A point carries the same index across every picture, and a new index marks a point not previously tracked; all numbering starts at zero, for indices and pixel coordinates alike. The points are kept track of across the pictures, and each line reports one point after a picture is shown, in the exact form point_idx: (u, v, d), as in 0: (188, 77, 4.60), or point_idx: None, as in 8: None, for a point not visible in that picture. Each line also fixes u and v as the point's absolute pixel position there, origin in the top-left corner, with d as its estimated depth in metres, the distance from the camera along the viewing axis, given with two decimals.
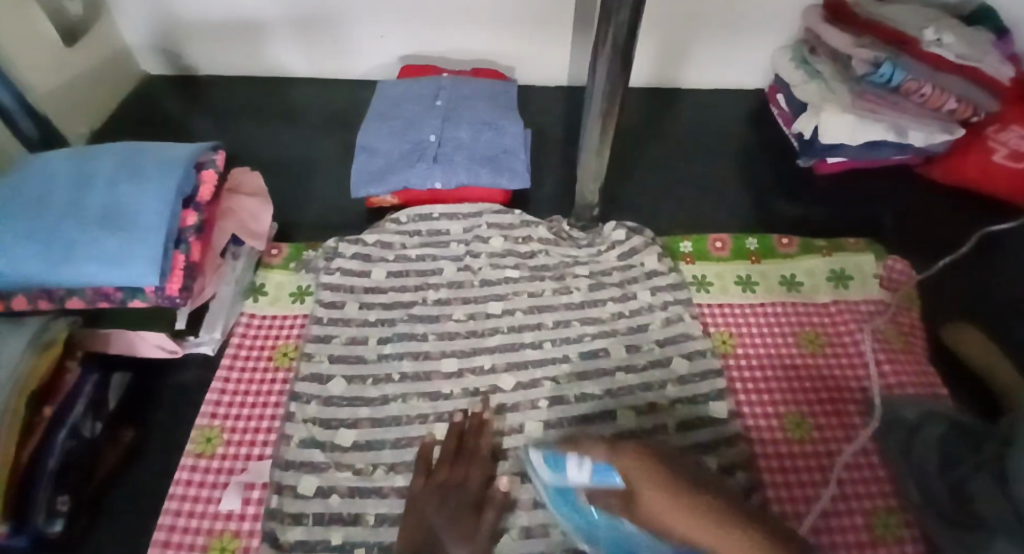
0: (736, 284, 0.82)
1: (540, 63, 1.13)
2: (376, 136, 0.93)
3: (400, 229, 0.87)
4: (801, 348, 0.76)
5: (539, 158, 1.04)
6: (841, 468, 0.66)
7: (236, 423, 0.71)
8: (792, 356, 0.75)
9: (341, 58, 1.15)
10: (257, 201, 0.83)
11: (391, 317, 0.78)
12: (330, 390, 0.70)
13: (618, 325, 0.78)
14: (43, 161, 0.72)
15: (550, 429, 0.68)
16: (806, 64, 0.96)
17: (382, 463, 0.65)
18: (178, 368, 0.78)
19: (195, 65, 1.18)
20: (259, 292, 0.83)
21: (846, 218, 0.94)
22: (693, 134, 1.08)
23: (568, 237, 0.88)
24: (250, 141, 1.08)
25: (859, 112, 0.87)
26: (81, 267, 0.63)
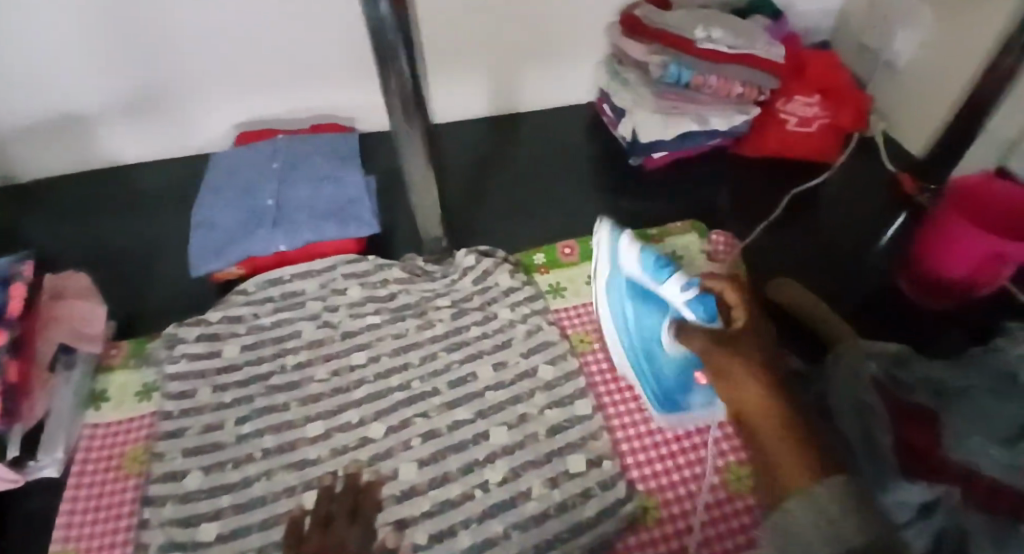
0: (587, 284, 0.87)
1: (380, 109, 1.16)
2: (212, 210, 0.91)
3: (249, 299, 0.84)
4: None
5: (392, 201, 1.06)
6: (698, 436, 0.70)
7: (85, 545, 0.65)
8: None
9: (174, 137, 1.11)
10: (83, 302, 0.78)
11: (249, 394, 0.75)
12: (186, 485, 0.67)
13: (482, 347, 0.79)
14: None
15: (423, 468, 0.67)
16: (616, 73, 1.05)
17: (250, 548, 0.62)
18: (17, 501, 0.71)
19: (12, 170, 1.10)
20: (101, 399, 0.77)
21: (678, 203, 1.02)
22: (537, 151, 1.15)
23: (424, 272, 0.89)
24: (86, 238, 1.01)
25: (666, 109, 0.98)
26: None
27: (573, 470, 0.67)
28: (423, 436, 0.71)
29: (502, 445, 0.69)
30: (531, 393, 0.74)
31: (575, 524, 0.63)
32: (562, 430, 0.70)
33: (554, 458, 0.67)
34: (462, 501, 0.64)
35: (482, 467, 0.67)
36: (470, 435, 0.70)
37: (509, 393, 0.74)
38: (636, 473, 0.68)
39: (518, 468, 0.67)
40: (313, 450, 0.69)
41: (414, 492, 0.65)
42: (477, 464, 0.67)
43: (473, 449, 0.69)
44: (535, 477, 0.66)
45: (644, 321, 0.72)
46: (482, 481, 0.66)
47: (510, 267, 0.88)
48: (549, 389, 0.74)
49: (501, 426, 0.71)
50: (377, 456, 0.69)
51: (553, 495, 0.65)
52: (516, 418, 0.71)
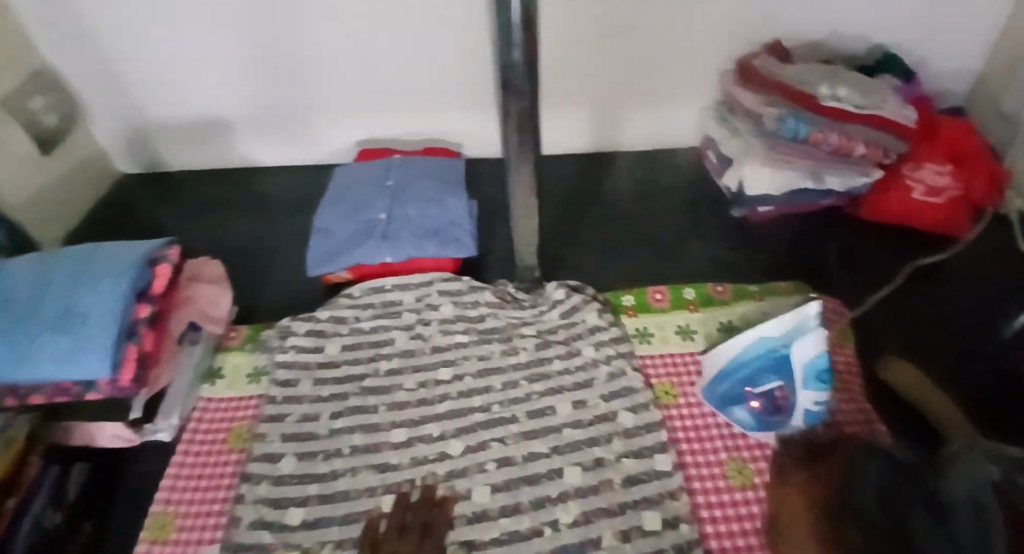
0: (677, 334, 0.85)
1: (488, 137, 1.21)
2: (331, 217, 0.99)
3: (352, 303, 0.91)
4: None
5: (490, 225, 1.10)
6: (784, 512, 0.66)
7: (189, 508, 0.71)
8: None
9: (302, 145, 1.22)
10: (215, 287, 0.87)
11: (344, 392, 0.81)
12: (281, 469, 0.72)
13: (563, 382, 0.80)
14: (10, 266, 0.77)
15: (496, 493, 0.69)
16: (727, 121, 1.04)
17: (329, 540, 0.65)
18: (137, 456, 0.80)
19: (166, 162, 1.25)
20: (217, 376, 0.86)
21: (782, 261, 0.98)
22: (635, 191, 1.15)
23: (514, 299, 0.92)
24: (218, 229, 1.13)
25: (778, 162, 0.94)
26: (40, 365, 0.66)
27: (646, 526, 0.65)
28: (499, 461, 0.72)
29: (574, 485, 0.69)
30: (609, 437, 0.74)
31: None
32: (637, 481, 0.69)
33: (627, 509, 0.67)
34: (530, 535, 0.65)
35: (554, 504, 0.68)
36: (544, 470, 0.71)
37: (586, 434, 0.74)
38: (712, 539, 0.65)
39: (589, 513, 0.67)
40: (395, 457, 0.73)
41: (484, 515, 0.67)
42: (547, 499, 0.68)
43: (545, 485, 0.69)
44: (605, 524, 0.65)
45: (760, 373, 0.70)
46: (551, 517, 0.66)
47: (599, 306, 0.88)
48: (627, 437, 0.73)
49: (575, 466, 0.71)
50: (453, 473, 0.71)
51: (622, 547, 0.63)
52: (592, 460, 0.71)
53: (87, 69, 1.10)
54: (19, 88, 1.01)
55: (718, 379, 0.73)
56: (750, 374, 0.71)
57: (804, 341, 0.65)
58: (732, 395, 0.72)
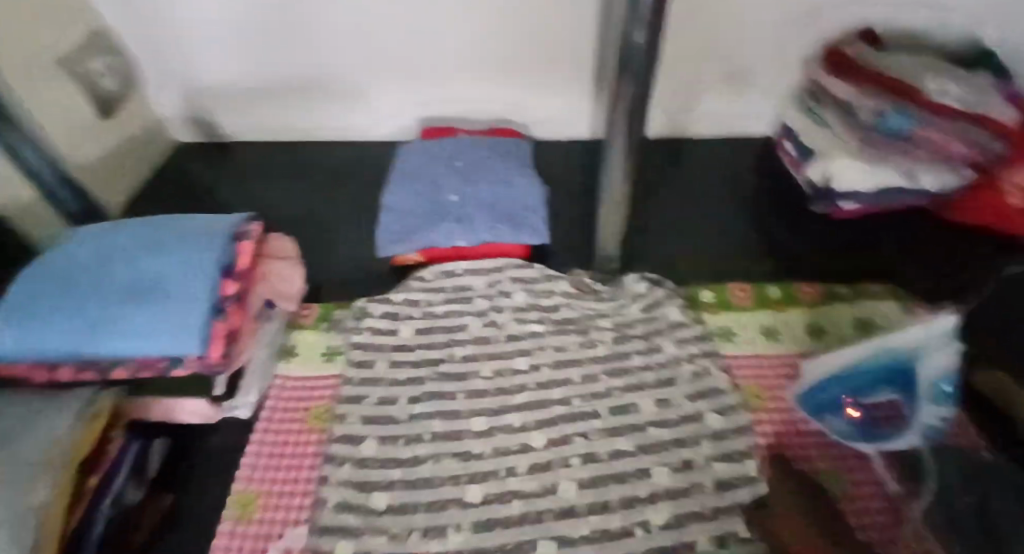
0: (764, 335, 0.83)
1: (554, 120, 1.18)
2: (399, 196, 0.98)
3: (425, 286, 0.90)
4: None
5: (558, 212, 1.07)
6: (888, 525, 0.64)
7: (272, 486, 0.71)
8: None
9: (363, 121, 1.20)
10: (286, 264, 0.86)
11: (421, 376, 0.80)
12: (363, 452, 0.72)
13: (645, 377, 0.78)
14: (87, 235, 0.77)
15: (583, 489, 0.68)
16: (812, 113, 1.01)
17: (415, 527, 0.65)
18: (213, 431, 0.79)
19: (224, 132, 1.24)
20: (291, 354, 0.86)
21: (868, 261, 0.94)
22: (707, 181, 1.11)
23: (591, 290, 0.90)
24: (279, 204, 1.12)
25: (869, 160, 0.91)
26: (127, 340, 0.67)
27: (742, 534, 0.64)
28: (583, 456, 0.71)
29: (663, 486, 0.68)
30: (696, 438, 0.72)
31: None
32: (728, 486, 0.68)
33: (721, 514, 0.65)
34: (621, 536, 0.64)
35: (644, 505, 0.66)
36: (631, 468, 0.69)
37: (672, 434, 0.72)
38: None
39: (682, 516, 0.65)
40: (478, 446, 0.72)
41: (571, 510, 0.66)
42: (636, 500, 0.67)
43: (634, 484, 0.68)
44: (699, 530, 0.64)
45: (871, 386, 0.68)
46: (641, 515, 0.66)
47: (678, 301, 0.86)
48: (715, 439, 0.72)
49: (663, 467, 0.69)
50: (538, 466, 0.70)
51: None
52: (680, 462, 0.70)
53: (153, 33, 1.08)
54: (82, 47, 1.00)
55: (817, 387, 0.72)
56: (859, 383, 0.68)
57: (932, 356, 0.63)
58: (830, 405, 0.71)
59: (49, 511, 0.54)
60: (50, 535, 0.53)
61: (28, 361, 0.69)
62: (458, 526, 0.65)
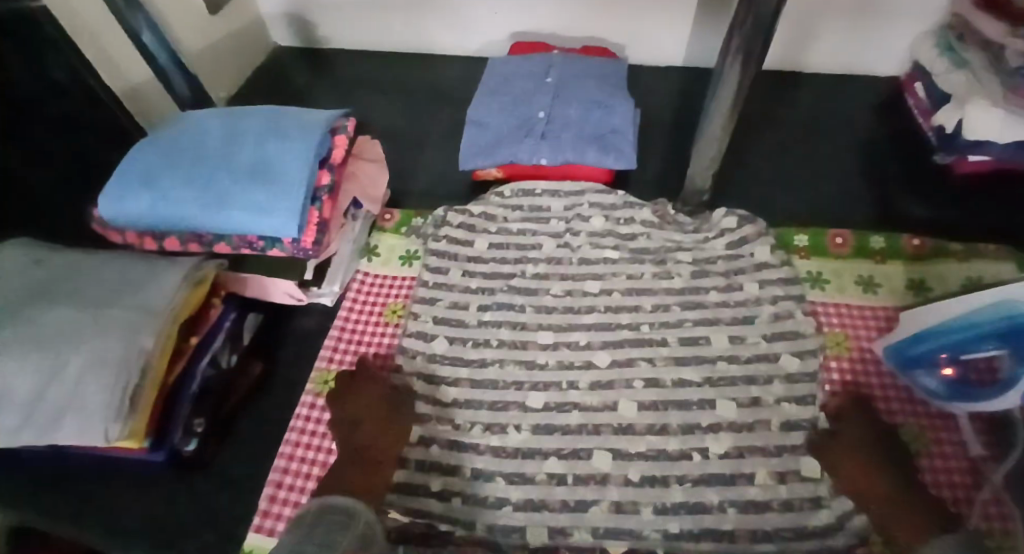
0: (856, 285, 0.78)
1: (653, 44, 1.11)
2: (486, 110, 0.96)
3: (503, 201, 0.90)
4: None
5: (645, 141, 1.03)
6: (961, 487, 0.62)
7: (349, 369, 0.77)
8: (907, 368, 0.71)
9: (453, 33, 1.18)
10: (375, 166, 0.88)
11: (493, 287, 0.81)
12: (434, 348, 0.75)
13: (721, 313, 0.76)
14: (196, 116, 0.81)
15: (644, 411, 0.68)
16: (952, 51, 0.89)
17: (479, 421, 0.69)
18: (302, 314, 0.86)
19: (318, 36, 1.25)
20: (373, 253, 0.89)
21: (988, 221, 0.85)
22: (813, 120, 1.02)
23: (672, 221, 0.87)
24: (367, 112, 1.14)
25: (1013, 107, 0.80)
26: (231, 215, 0.71)
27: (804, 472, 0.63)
28: (647, 380, 0.71)
29: (727, 420, 0.67)
30: (768, 378, 0.70)
31: (797, 525, 0.60)
32: (795, 428, 0.66)
33: (785, 453, 0.64)
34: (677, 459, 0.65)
35: (705, 433, 0.66)
36: (696, 398, 0.69)
37: (743, 371, 0.71)
38: None
39: (743, 449, 0.65)
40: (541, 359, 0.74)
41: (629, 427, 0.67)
42: (698, 427, 0.67)
43: (697, 412, 0.68)
44: (759, 465, 0.64)
45: (972, 345, 0.63)
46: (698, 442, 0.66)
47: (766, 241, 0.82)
48: (788, 381, 0.70)
49: (729, 401, 0.69)
50: (602, 383, 0.71)
51: (777, 490, 0.62)
52: (748, 398, 0.69)
53: None
54: None
55: (912, 341, 0.67)
56: (959, 342, 0.63)
57: None
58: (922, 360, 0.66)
59: (151, 359, 0.62)
60: (150, 380, 0.62)
61: (143, 226, 0.74)
62: (519, 426, 0.68)
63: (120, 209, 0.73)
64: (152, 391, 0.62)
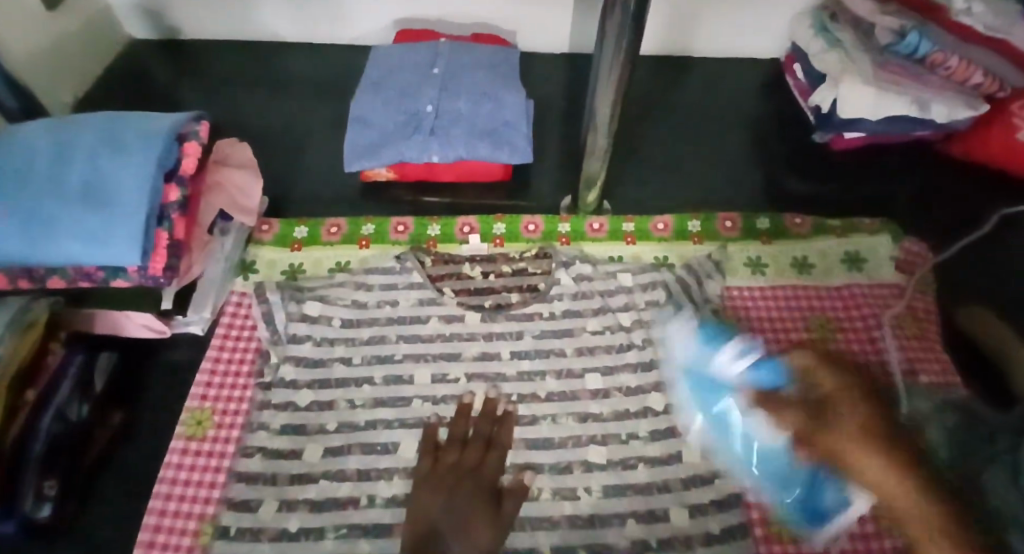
0: (749, 267, 0.79)
1: (543, 29, 1.07)
2: (369, 105, 0.89)
3: (357, 308, 0.76)
4: None
5: (541, 130, 1.00)
6: None
7: (224, 405, 0.70)
8: None
9: (331, 24, 1.09)
10: (245, 173, 0.79)
11: (383, 419, 0.68)
12: (297, 400, 0.69)
13: (650, 466, 0.63)
14: (19, 132, 0.68)
15: (550, 424, 0.67)
16: (826, 31, 0.92)
17: (349, 468, 0.64)
18: (168, 348, 0.76)
19: (178, 29, 1.12)
20: (249, 270, 0.80)
21: (862, 196, 0.90)
22: (704, 104, 1.03)
23: (537, 292, 0.78)
24: (240, 110, 1.03)
25: (881, 84, 0.83)
26: (62, 245, 0.61)
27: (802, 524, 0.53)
28: (554, 391, 0.69)
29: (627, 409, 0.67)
30: (665, 362, 0.70)
31: (700, 509, 0.60)
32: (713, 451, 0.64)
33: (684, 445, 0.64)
34: (579, 470, 0.63)
35: (600, 445, 0.65)
36: (593, 395, 0.68)
37: (640, 359, 0.71)
38: None
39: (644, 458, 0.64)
40: (483, 426, 0.65)
41: (547, 522, 0.60)
42: (617, 438, 0.65)
43: (594, 406, 0.68)
44: (671, 473, 0.62)
45: (711, 400, 0.61)
46: (577, 510, 0.60)
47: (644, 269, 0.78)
48: None
49: (620, 390, 0.69)
50: (520, 420, 0.67)
51: (707, 524, 0.59)
52: (654, 384, 0.69)
53: None
54: None
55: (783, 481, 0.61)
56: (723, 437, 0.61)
57: (679, 349, 0.66)
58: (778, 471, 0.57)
59: None
60: None
61: None
62: (391, 476, 0.64)
63: None
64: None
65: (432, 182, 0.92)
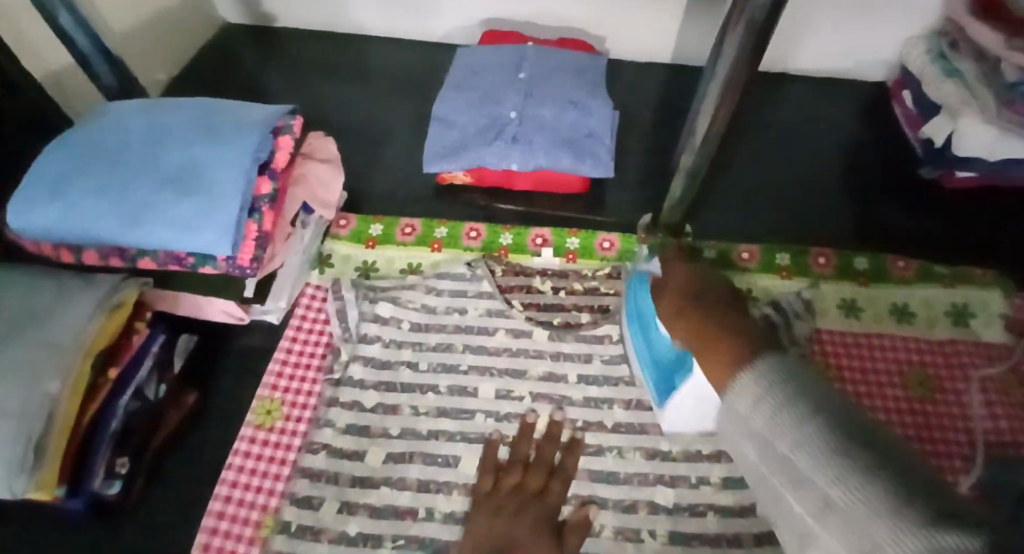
0: (839, 309, 0.75)
1: (633, 37, 1.04)
2: (453, 107, 0.88)
3: (427, 313, 0.75)
4: None
5: (622, 143, 0.97)
6: None
7: (292, 398, 0.72)
8: None
9: (417, 19, 1.09)
10: (329, 168, 0.79)
11: (446, 430, 0.67)
12: (363, 401, 0.69)
13: (720, 516, 0.61)
14: (117, 112, 0.70)
15: (616, 457, 0.65)
16: (944, 59, 0.85)
17: (410, 478, 0.64)
18: (243, 333, 0.78)
19: (270, 15, 1.14)
20: (325, 264, 0.82)
21: (971, 241, 0.83)
22: (797, 127, 0.97)
23: (610, 314, 0.75)
24: (324, 100, 1.04)
25: (1006, 124, 0.76)
26: (157, 231, 0.62)
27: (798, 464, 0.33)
28: (622, 421, 0.67)
29: (698, 449, 0.65)
30: None
31: None
32: None
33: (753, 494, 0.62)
34: (644, 510, 0.61)
35: (667, 485, 0.63)
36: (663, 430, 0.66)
37: None
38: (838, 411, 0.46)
39: (712, 507, 0.61)
40: (547, 448, 0.64)
41: None
42: (686, 481, 0.63)
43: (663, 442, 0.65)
44: (744, 526, 0.60)
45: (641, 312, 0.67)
46: (638, 553, 0.59)
47: None
48: None
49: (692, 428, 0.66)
50: (585, 448, 0.65)
51: None
52: None
53: None
54: None
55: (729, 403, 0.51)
56: (653, 352, 0.65)
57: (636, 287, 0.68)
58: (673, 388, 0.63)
59: (60, 401, 0.53)
60: (61, 424, 0.53)
61: (50, 240, 0.64)
62: (450, 491, 0.63)
63: (30, 219, 0.63)
64: (63, 443, 0.53)
65: (508, 189, 0.91)
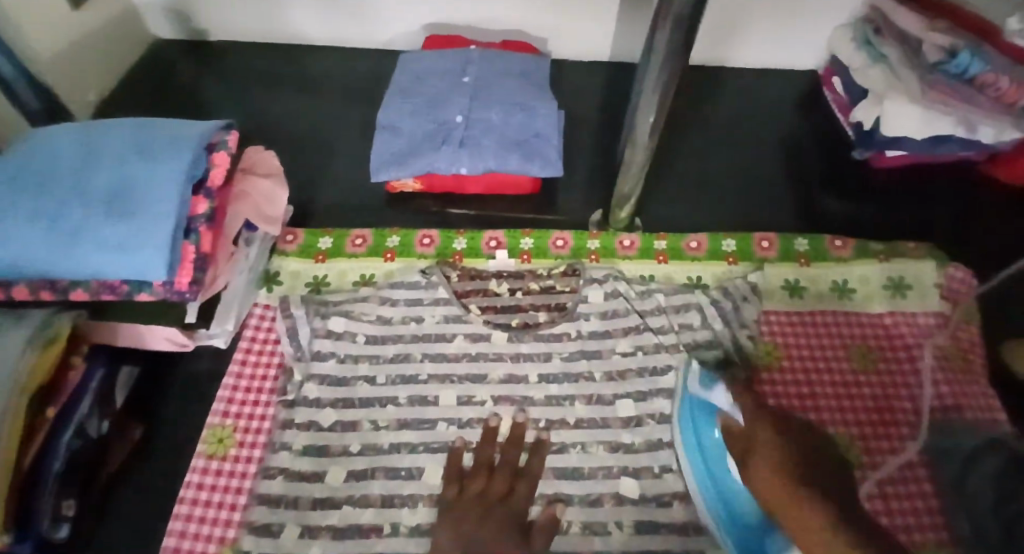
0: (786, 291, 0.77)
1: (575, 36, 1.05)
2: (397, 114, 0.87)
3: (381, 324, 0.74)
4: (758, 361, 0.71)
5: (570, 141, 0.97)
6: (911, 517, 0.60)
7: (246, 423, 0.69)
8: (760, 373, 0.70)
9: (358, 26, 1.07)
10: (271, 182, 0.77)
11: (408, 442, 0.66)
12: (320, 420, 0.67)
13: (683, 503, 0.62)
14: (43, 136, 0.67)
15: (580, 453, 0.65)
16: (869, 46, 0.87)
17: (372, 494, 0.63)
18: (190, 359, 0.75)
19: (204, 28, 1.10)
20: (272, 282, 0.80)
21: (904, 217, 0.87)
22: (737, 116, 1.00)
23: (564, 312, 0.76)
24: (265, 113, 1.01)
25: (931, 103, 0.79)
26: (88, 257, 0.59)
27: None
28: (583, 417, 0.67)
29: (659, 439, 0.66)
30: None
31: None
32: None
33: None
34: (610, 504, 0.62)
35: (630, 476, 0.63)
36: (623, 423, 0.67)
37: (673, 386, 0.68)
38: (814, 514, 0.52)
39: (674, 494, 0.62)
40: (511, 451, 0.64)
41: None
42: (648, 471, 0.64)
43: (624, 434, 0.66)
44: None
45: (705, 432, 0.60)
46: (606, 547, 0.59)
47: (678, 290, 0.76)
48: None
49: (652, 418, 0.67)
50: (550, 447, 0.65)
51: None
52: None
53: None
54: None
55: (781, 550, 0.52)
56: (720, 488, 0.58)
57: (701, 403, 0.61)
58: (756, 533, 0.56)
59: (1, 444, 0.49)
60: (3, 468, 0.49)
61: None
62: (415, 504, 0.62)
63: None
64: (6, 485, 0.50)
65: (459, 194, 0.90)
